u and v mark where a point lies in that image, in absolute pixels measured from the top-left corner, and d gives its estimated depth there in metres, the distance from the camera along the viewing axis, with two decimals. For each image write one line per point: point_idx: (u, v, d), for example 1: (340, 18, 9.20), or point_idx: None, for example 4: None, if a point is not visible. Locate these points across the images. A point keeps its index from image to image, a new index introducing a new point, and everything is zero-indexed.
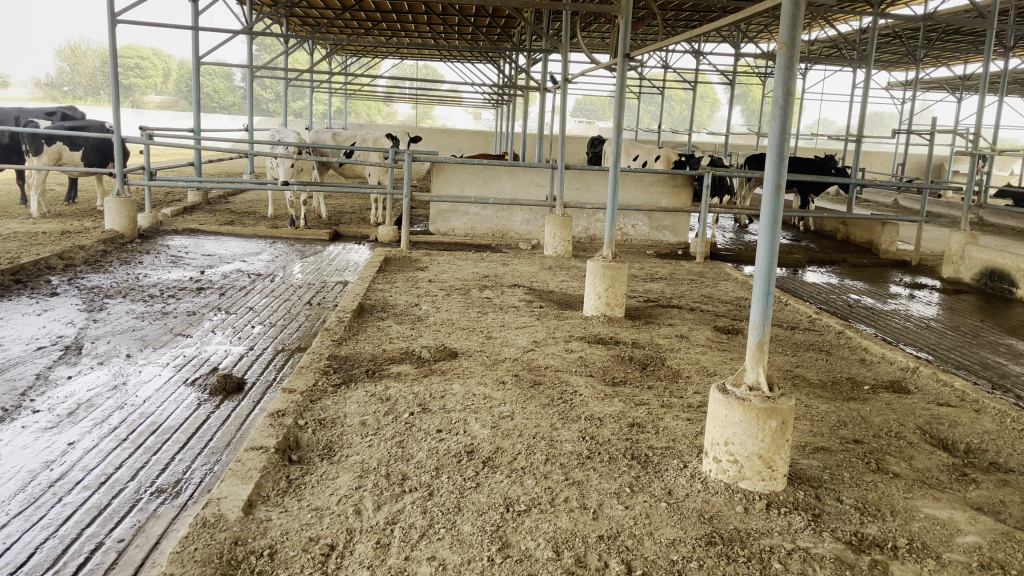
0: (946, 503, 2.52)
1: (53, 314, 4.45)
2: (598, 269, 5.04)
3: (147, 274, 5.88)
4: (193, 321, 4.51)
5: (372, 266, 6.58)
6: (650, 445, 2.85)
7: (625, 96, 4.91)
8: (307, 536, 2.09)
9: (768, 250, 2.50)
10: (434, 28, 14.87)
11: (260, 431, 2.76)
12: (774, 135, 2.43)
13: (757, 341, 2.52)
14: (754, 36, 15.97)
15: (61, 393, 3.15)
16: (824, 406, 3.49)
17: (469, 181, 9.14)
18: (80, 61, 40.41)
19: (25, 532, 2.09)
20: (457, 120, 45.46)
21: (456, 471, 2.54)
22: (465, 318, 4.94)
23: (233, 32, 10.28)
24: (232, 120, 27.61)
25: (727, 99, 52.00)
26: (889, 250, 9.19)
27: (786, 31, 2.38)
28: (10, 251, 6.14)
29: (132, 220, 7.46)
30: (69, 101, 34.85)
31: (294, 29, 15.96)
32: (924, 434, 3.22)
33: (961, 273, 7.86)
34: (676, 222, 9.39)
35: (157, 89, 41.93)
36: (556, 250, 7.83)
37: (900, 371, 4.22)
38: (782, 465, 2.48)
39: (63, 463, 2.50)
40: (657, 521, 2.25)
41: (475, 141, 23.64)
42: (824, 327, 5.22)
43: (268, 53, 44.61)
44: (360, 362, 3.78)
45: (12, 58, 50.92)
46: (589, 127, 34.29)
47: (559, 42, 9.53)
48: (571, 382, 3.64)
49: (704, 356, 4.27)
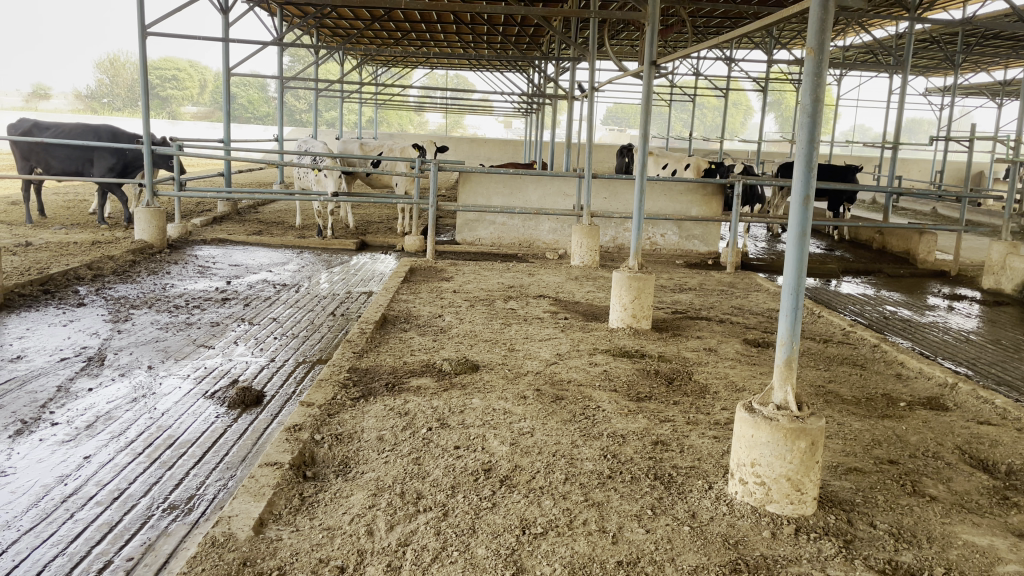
0: (986, 529, 2.38)
1: (78, 325, 4.49)
2: (624, 280, 4.95)
3: (174, 285, 5.94)
4: (216, 332, 4.52)
5: (396, 276, 6.57)
6: (675, 465, 2.75)
7: (652, 103, 4.78)
8: (317, 557, 2.04)
9: (797, 262, 2.40)
10: (463, 38, 14.93)
11: (276, 446, 2.73)
12: (802, 144, 2.34)
13: (786, 358, 2.41)
14: (787, 42, 15.67)
15: (81, 405, 3.16)
16: (858, 424, 3.35)
17: (496, 191, 9.13)
18: (119, 74, 41.35)
19: (35, 549, 2.08)
20: (486, 129, 45.81)
21: (473, 491, 2.47)
22: (488, 329, 4.88)
23: (265, 43, 10.40)
24: (263, 131, 28.00)
25: (759, 107, 51.50)
26: (927, 259, 8.90)
27: (814, 36, 2.29)
28: (41, 261, 6.25)
29: (160, 230, 7.56)
30: (108, 112, 35.92)
31: (324, 40, 16.14)
32: (964, 454, 3.06)
33: (1002, 284, 7.56)
34: (706, 231, 9.22)
35: (194, 100, 42.78)
36: (583, 260, 7.74)
37: (938, 386, 4.04)
38: (812, 488, 2.37)
39: (78, 478, 2.49)
40: (679, 547, 2.16)
41: (504, 150, 23.68)
42: (858, 340, 5.05)
43: (302, 64, 45.34)
44: (381, 375, 3.74)
45: (57, 72, 52.65)
46: (621, 134, 34.00)
47: (586, 51, 9.42)
48: (595, 397, 3.55)
49: (732, 370, 4.15)
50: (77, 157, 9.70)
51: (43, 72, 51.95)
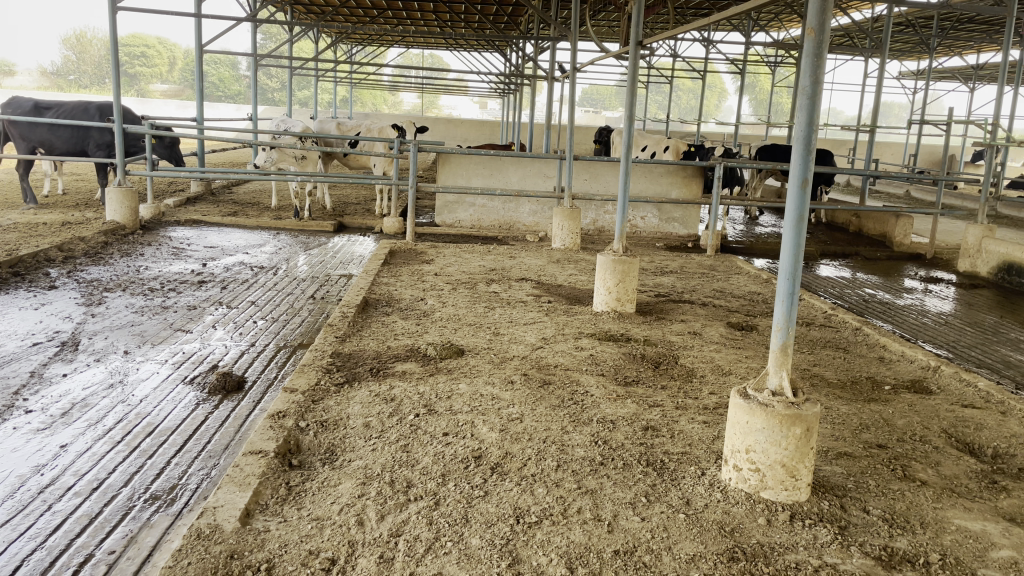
0: (977, 514, 2.39)
1: (50, 308, 4.35)
2: (609, 263, 4.91)
3: (148, 267, 5.78)
4: (194, 316, 4.40)
5: (377, 259, 6.46)
6: (666, 451, 2.73)
7: (637, 85, 4.70)
8: (307, 549, 1.98)
9: (793, 247, 2.37)
10: (441, 16, 14.67)
11: (260, 434, 2.65)
12: (801, 126, 2.31)
13: (781, 344, 2.39)
14: (766, 24, 15.62)
15: (56, 392, 3.05)
16: (845, 408, 3.36)
17: (476, 172, 9.02)
18: (86, 50, 40.14)
19: (12, 543, 1.99)
20: (462, 110, 45.44)
21: (464, 479, 2.42)
22: (471, 313, 4.82)
23: (238, 19, 10.11)
24: (236, 110, 27.43)
25: (735, 89, 51.71)
26: (903, 242, 9.01)
27: (815, 15, 2.23)
28: (8, 242, 6.05)
29: (133, 211, 7.36)
30: (76, 90, 35.01)
31: (299, 17, 15.76)
32: (950, 437, 3.08)
33: (977, 267, 7.67)
34: (686, 214, 9.23)
35: (164, 78, 41.76)
36: (565, 243, 7.70)
37: (920, 369, 4.07)
38: (807, 474, 2.36)
39: (55, 467, 2.40)
40: (676, 535, 2.13)
41: (481, 131, 23.47)
42: (840, 323, 5.08)
43: (274, 42, 44.43)
44: (364, 360, 3.66)
45: (18, 46, 51.07)
46: (597, 116, 33.89)
47: (568, 30, 9.29)
48: (582, 381, 3.52)
49: (718, 354, 4.14)
50: (80, 135, 9.47)
51: (5, 47, 50.38)
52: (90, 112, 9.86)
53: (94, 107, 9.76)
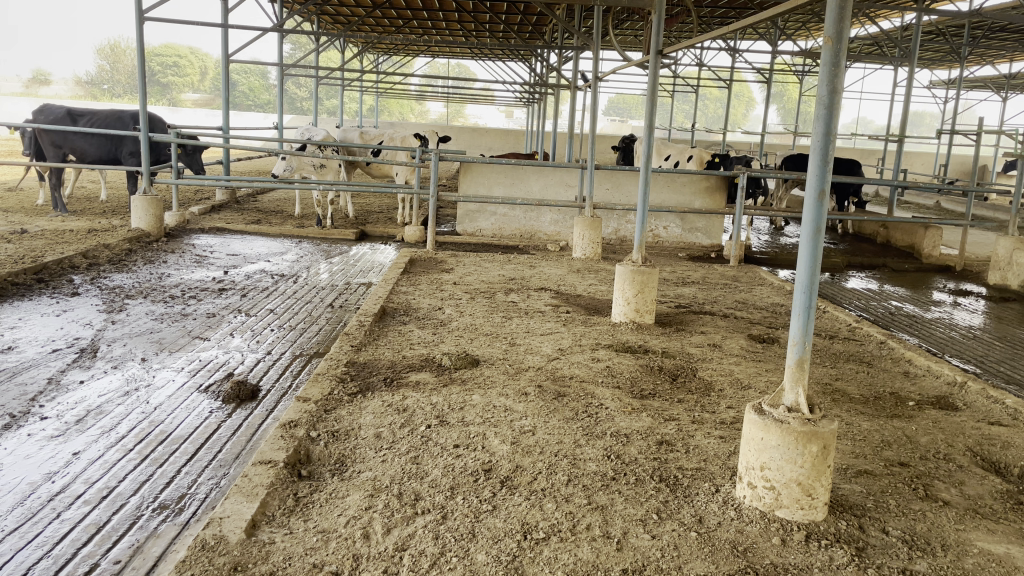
0: (1002, 536, 2.30)
1: (72, 315, 4.42)
2: (628, 273, 4.86)
3: (170, 274, 5.86)
4: (213, 323, 4.44)
5: (396, 267, 6.48)
6: (680, 466, 2.68)
7: (657, 94, 4.65)
8: (311, 562, 1.97)
9: (811, 261, 2.32)
10: (466, 26, 14.75)
11: (270, 444, 2.65)
12: (819, 136, 2.26)
13: (797, 359, 2.33)
14: (793, 33, 15.44)
15: (72, 398, 3.09)
16: (867, 424, 3.27)
17: (498, 181, 9.03)
18: (120, 60, 40.97)
19: (19, 550, 2.01)
20: (487, 119, 45.55)
21: (472, 492, 2.40)
22: (489, 323, 4.80)
23: (264, 30, 10.24)
24: (265, 119, 27.82)
25: (762, 98, 51.36)
26: (932, 254, 8.82)
27: (832, 24, 2.19)
28: (36, 249, 6.18)
29: (158, 218, 7.47)
30: (109, 100, 35.73)
31: (326, 27, 15.95)
32: (975, 456, 2.99)
33: (1008, 280, 7.47)
34: (709, 224, 9.14)
35: (195, 87, 42.53)
36: (585, 252, 7.65)
37: (946, 385, 3.95)
38: (824, 493, 2.29)
39: (66, 475, 2.42)
40: (686, 554, 2.08)
41: (505, 140, 23.51)
42: (864, 336, 4.96)
43: (302, 51, 45.04)
44: (379, 369, 3.66)
45: (56, 56, 52.55)
46: (622, 125, 33.79)
47: (590, 39, 9.26)
48: (597, 394, 3.48)
49: (738, 367, 4.07)
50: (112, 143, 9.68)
51: (43, 56, 51.77)
52: (123, 120, 10.05)
53: (127, 115, 9.94)
